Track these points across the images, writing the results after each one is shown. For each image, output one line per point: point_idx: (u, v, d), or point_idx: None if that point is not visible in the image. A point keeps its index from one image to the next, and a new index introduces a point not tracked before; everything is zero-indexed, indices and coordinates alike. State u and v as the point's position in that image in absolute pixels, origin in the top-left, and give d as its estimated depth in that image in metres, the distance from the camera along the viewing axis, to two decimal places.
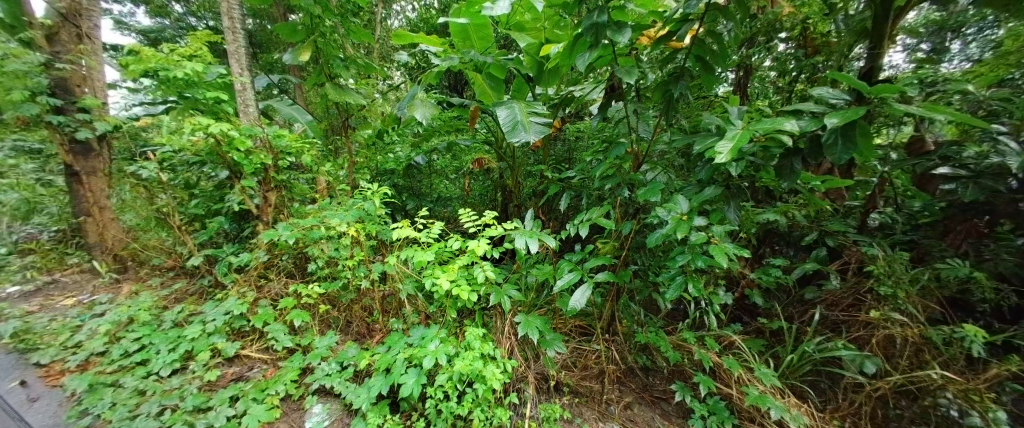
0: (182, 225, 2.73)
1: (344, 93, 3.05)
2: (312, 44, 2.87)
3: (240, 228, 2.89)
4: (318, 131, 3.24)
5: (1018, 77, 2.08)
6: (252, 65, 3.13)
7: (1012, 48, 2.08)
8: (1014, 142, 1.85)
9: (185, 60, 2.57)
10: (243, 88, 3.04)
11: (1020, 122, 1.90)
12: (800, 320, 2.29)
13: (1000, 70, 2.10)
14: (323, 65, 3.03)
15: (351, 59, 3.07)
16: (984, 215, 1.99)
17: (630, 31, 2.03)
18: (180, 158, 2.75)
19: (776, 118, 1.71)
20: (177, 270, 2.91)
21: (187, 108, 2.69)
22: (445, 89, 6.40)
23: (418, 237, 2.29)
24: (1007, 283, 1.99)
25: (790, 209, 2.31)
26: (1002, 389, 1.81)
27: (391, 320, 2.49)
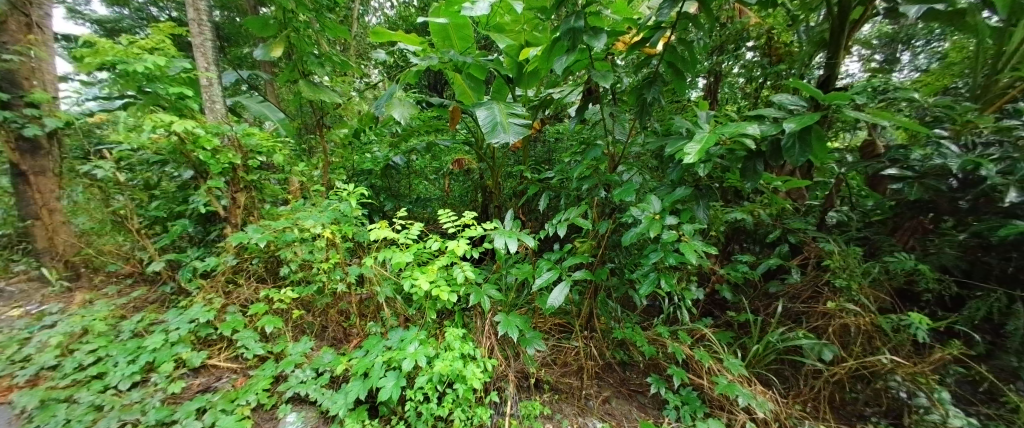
0: (141, 229, 2.54)
1: (319, 91, 2.92)
2: (285, 39, 2.74)
3: (205, 231, 2.74)
4: (291, 130, 3.10)
5: (960, 86, 2.39)
6: (220, 60, 2.97)
7: (956, 59, 2.43)
8: (953, 146, 2.03)
9: (146, 53, 2.39)
10: (210, 84, 2.86)
11: (960, 127, 2.08)
12: (765, 313, 2.43)
13: (946, 79, 2.45)
14: (296, 61, 2.89)
15: (327, 56, 2.94)
16: (928, 213, 2.17)
17: (605, 37, 2.14)
18: (138, 157, 2.57)
19: (740, 122, 1.82)
20: (136, 278, 2.70)
21: (148, 104, 2.49)
22: (424, 89, 6.30)
23: (397, 238, 2.30)
24: (950, 275, 2.14)
25: (756, 209, 2.42)
26: (945, 371, 1.98)
27: (369, 324, 2.48)
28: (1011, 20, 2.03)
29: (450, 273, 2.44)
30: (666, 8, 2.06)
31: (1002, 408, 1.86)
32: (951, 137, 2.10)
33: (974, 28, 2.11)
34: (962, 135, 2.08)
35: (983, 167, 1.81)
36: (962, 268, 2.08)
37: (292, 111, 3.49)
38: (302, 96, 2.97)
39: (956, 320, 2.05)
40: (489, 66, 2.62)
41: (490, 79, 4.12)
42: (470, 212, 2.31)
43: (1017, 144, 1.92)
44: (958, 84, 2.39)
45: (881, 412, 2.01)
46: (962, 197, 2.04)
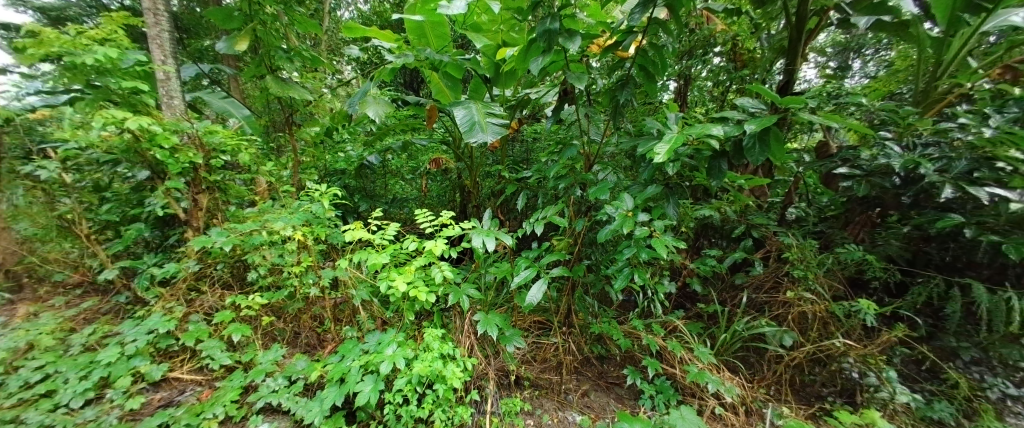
0: (91, 234, 2.33)
1: (287, 87, 2.78)
2: (250, 32, 2.59)
3: (164, 235, 2.56)
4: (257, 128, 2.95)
5: (905, 92, 2.59)
6: (178, 53, 2.72)
7: (902, 67, 2.76)
8: (896, 147, 2.16)
9: (96, 45, 2.21)
10: (167, 78, 2.64)
11: (901, 129, 2.26)
12: (731, 303, 2.56)
13: (893, 85, 2.75)
14: (263, 55, 2.76)
15: (296, 51, 2.81)
16: (876, 208, 2.33)
17: (580, 40, 2.19)
18: (87, 157, 2.32)
19: (705, 123, 1.93)
20: (86, 288, 2.49)
21: (99, 99, 2.31)
22: (400, 86, 6.16)
23: (373, 239, 2.25)
24: (895, 264, 2.32)
25: (722, 206, 2.56)
26: (892, 352, 2.19)
27: (344, 329, 2.41)
28: (949, 29, 2.22)
29: (427, 273, 2.42)
30: (637, 13, 2.16)
31: (942, 384, 2.07)
32: (894, 139, 2.27)
33: (918, 39, 2.38)
34: (904, 138, 2.26)
35: (923, 166, 1.97)
36: (905, 257, 2.26)
37: (259, 108, 3.32)
38: (269, 93, 2.83)
39: (900, 306, 2.23)
40: (466, 65, 2.63)
41: (467, 78, 4.09)
42: (448, 211, 2.30)
43: (952, 144, 2.09)
44: (901, 91, 2.63)
45: (835, 391, 2.19)
46: (904, 193, 2.20)
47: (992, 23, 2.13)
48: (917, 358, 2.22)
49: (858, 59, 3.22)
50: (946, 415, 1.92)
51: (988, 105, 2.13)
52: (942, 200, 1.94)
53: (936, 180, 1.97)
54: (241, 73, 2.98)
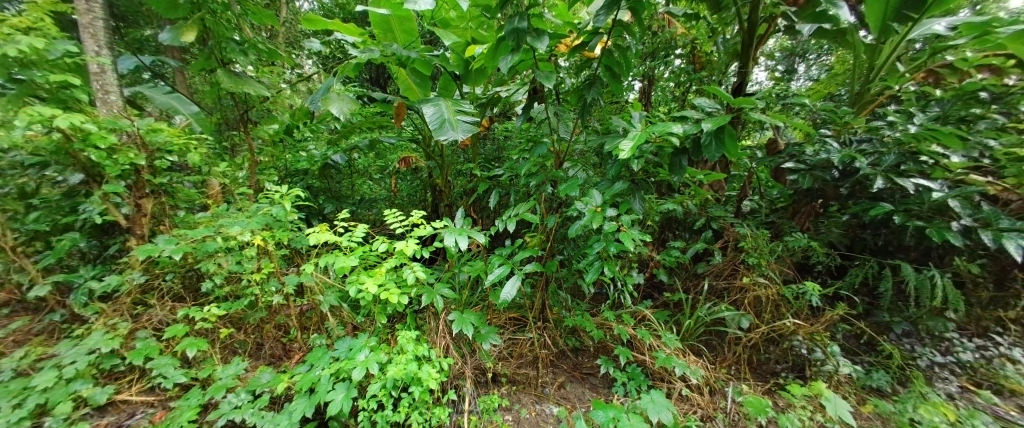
0: (16, 247, 2.04)
1: (241, 82, 2.59)
2: (198, 22, 2.42)
3: (103, 245, 2.31)
4: (208, 126, 2.71)
5: (841, 94, 2.92)
6: (115, 43, 2.44)
7: (839, 70, 3.09)
8: (835, 143, 2.39)
9: (17, 33, 1.97)
10: (102, 71, 2.37)
11: (838, 127, 2.52)
12: (694, 291, 2.72)
13: (831, 87, 3.06)
14: (212, 48, 2.56)
15: (251, 43, 2.64)
16: (819, 199, 2.57)
17: (548, 39, 2.23)
18: (10, 160, 2.05)
19: (666, 122, 2.02)
20: (12, 307, 2.18)
21: (21, 95, 2.06)
22: (366, 83, 5.93)
23: (340, 241, 2.18)
24: (835, 249, 2.56)
25: (685, 201, 2.71)
26: (835, 329, 2.42)
27: (312, 337, 2.31)
28: (881, 37, 2.49)
29: (399, 275, 2.37)
30: (602, 15, 2.22)
31: (879, 354, 2.31)
32: (834, 136, 2.51)
33: (852, 45, 2.62)
34: (841, 135, 2.50)
35: (858, 160, 2.20)
36: (843, 243, 2.51)
37: (210, 105, 3.07)
38: (221, 88, 2.63)
39: (841, 287, 2.47)
40: (435, 62, 2.55)
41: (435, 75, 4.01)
42: (418, 211, 2.26)
43: (883, 140, 2.36)
44: (840, 93, 2.91)
45: (788, 367, 2.39)
46: (842, 185, 2.43)
47: (917, 32, 2.37)
48: (856, 333, 2.46)
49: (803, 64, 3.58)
50: (882, 383, 2.15)
51: (913, 105, 2.44)
52: (874, 190, 2.17)
53: (869, 172, 2.20)
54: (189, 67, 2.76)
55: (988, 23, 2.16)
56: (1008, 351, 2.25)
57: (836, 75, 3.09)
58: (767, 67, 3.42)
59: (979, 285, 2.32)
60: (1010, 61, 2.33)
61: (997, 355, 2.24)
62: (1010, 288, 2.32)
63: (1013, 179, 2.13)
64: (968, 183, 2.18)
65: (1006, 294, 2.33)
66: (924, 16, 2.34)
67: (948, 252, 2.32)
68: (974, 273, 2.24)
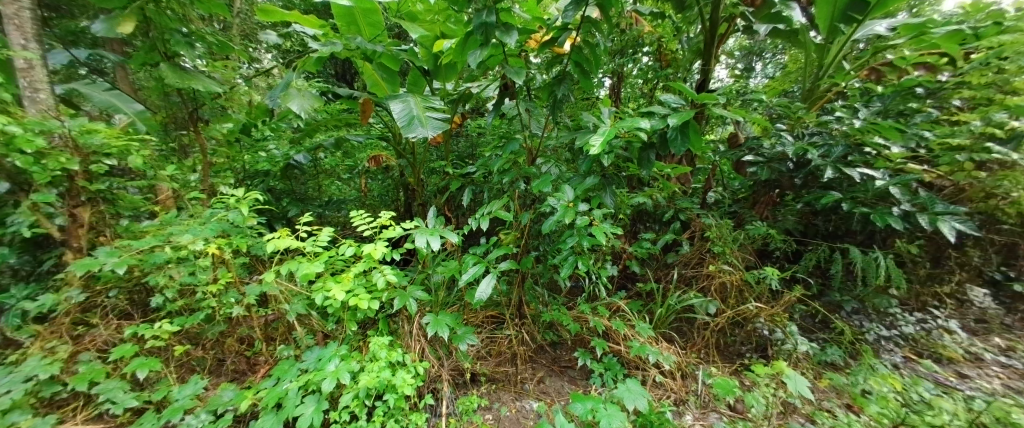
0: None
1: (189, 77, 2.37)
2: (137, 12, 2.21)
3: (36, 261, 2.06)
4: (153, 125, 2.47)
5: (794, 90, 3.17)
6: (45, 36, 2.17)
7: (793, 68, 3.32)
8: (789, 136, 2.56)
9: None
10: (31, 66, 2.09)
11: (791, 122, 2.70)
12: (665, 280, 2.82)
13: (786, 84, 3.23)
14: (155, 40, 2.35)
15: (199, 35, 2.43)
16: (776, 189, 2.75)
17: (516, 34, 2.19)
18: None
19: (634, 117, 2.08)
20: None
21: None
22: (331, 79, 5.65)
23: (303, 247, 2.09)
24: (791, 236, 2.75)
25: (654, 194, 2.81)
26: (792, 310, 2.60)
27: (278, 349, 2.19)
28: (828, 37, 2.67)
29: (368, 279, 2.29)
30: (570, 11, 2.24)
31: (831, 332, 2.51)
32: (787, 130, 2.68)
33: (802, 44, 2.76)
34: (795, 128, 2.67)
35: (810, 152, 2.38)
36: (797, 230, 2.70)
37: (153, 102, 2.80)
38: (166, 84, 2.40)
39: (797, 270, 2.65)
40: (403, 57, 2.51)
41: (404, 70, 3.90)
42: (386, 212, 2.19)
43: (832, 133, 2.55)
44: (793, 90, 3.14)
45: (752, 348, 2.54)
46: (796, 176, 2.61)
47: (861, 33, 2.65)
48: (812, 312, 2.66)
49: (760, 62, 3.82)
50: (836, 357, 2.34)
51: (858, 100, 2.71)
52: (824, 180, 2.35)
53: (820, 163, 2.37)
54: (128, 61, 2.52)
55: (924, 23, 2.55)
56: (946, 323, 2.50)
57: (790, 72, 3.31)
58: (728, 64, 3.62)
59: (917, 264, 2.60)
60: (943, 59, 2.66)
61: (937, 326, 2.48)
62: (946, 265, 2.64)
63: (945, 167, 2.43)
64: (906, 171, 2.40)
65: (942, 270, 2.65)
66: (865, 18, 2.57)
67: (891, 234, 2.57)
68: (913, 253, 2.47)
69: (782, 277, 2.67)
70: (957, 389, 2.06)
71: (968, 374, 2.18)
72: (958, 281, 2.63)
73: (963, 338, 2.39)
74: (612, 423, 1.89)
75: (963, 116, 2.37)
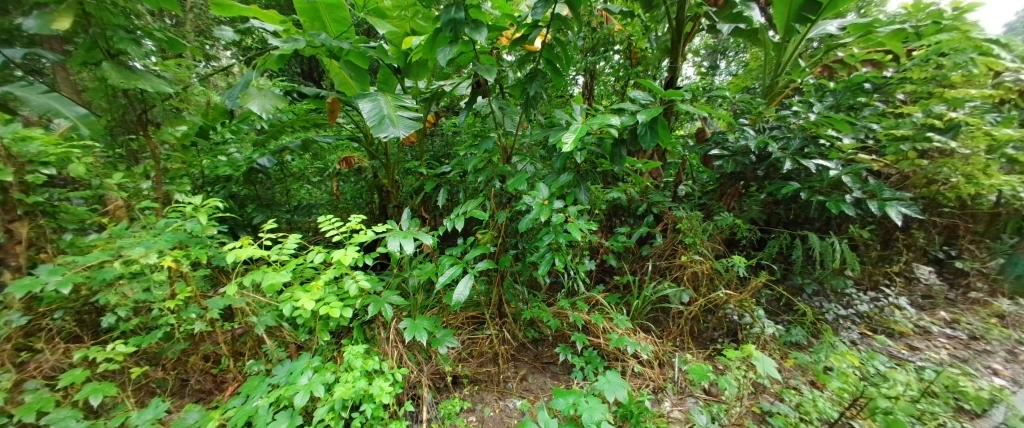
0: None
1: (135, 77, 2.17)
2: (72, 8, 2.00)
3: None
4: (99, 129, 2.20)
5: (754, 87, 3.36)
6: None
7: (753, 66, 3.51)
8: (751, 130, 2.70)
9: None
10: None
11: (752, 117, 2.85)
12: (640, 272, 2.91)
13: (747, 81, 3.44)
14: (95, 36, 2.11)
15: (146, 30, 2.23)
16: (741, 181, 2.90)
17: (486, 31, 2.18)
18: None
19: (605, 114, 2.12)
20: None
21: None
22: (297, 77, 5.40)
23: (268, 256, 1.99)
24: (756, 225, 2.90)
25: (628, 189, 2.89)
26: (758, 295, 2.75)
27: (247, 364, 2.07)
28: (786, 37, 2.83)
29: (340, 286, 2.22)
30: (540, 8, 2.24)
31: (795, 314, 2.68)
32: (750, 124, 2.83)
33: (762, 43, 2.96)
34: (757, 123, 2.82)
35: (770, 146, 2.53)
36: (761, 219, 2.86)
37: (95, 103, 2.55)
38: (109, 84, 2.19)
39: (762, 257, 2.81)
40: (371, 54, 2.43)
41: (374, 67, 3.77)
42: (357, 215, 2.13)
43: (790, 127, 2.71)
44: (754, 86, 3.33)
45: (723, 333, 2.66)
46: (758, 168, 2.76)
47: (814, 33, 2.83)
48: (777, 296, 2.83)
49: (723, 60, 3.99)
50: (799, 337, 2.50)
51: (812, 96, 2.91)
52: (783, 171, 2.50)
53: (780, 156, 2.52)
54: (65, 60, 2.28)
55: (871, 24, 2.78)
56: (895, 300, 2.76)
57: (751, 70, 3.50)
58: (695, 62, 3.77)
59: (869, 247, 2.83)
60: (888, 56, 2.93)
61: (887, 304, 2.73)
62: (894, 246, 2.88)
63: (891, 157, 2.64)
64: (856, 162, 2.60)
65: (892, 251, 2.89)
66: (818, 18, 2.73)
67: (845, 221, 2.78)
68: (865, 237, 2.68)
69: (748, 264, 2.82)
70: (909, 361, 2.27)
71: (916, 346, 2.42)
72: (905, 261, 2.90)
73: (911, 313, 2.67)
74: (594, 416, 1.87)
75: (906, 110, 2.61)
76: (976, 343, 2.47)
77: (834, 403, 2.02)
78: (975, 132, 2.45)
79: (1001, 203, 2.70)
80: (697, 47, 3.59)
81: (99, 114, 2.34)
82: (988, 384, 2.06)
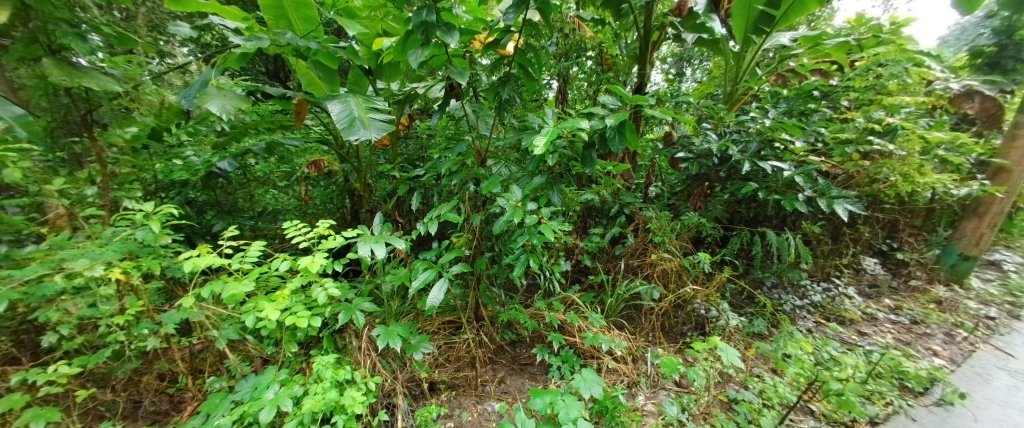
0: None
1: (80, 74, 2.00)
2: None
3: None
4: (39, 131, 1.99)
5: (717, 93, 3.57)
6: None
7: (716, 73, 3.72)
8: (712, 135, 2.85)
9: None
10: None
11: (714, 122, 3.02)
12: (613, 271, 2.99)
13: (710, 87, 3.68)
14: (32, 29, 1.92)
15: (93, 26, 2.06)
16: (706, 182, 3.05)
17: (458, 35, 2.17)
18: None
19: (575, 118, 2.16)
20: None
21: None
22: (261, 75, 5.14)
23: (228, 265, 1.87)
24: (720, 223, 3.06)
25: (601, 190, 2.97)
26: (723, 289, 2.91)
27: (207, 381, 1.95)
28: (744, 47, 3.05)
29: (307, 294, 2.14)
30: (511, 13, 2.26)
31: (757, 306, 2.85)
32: (713, 128, 2.99)
33: (723, 52, 3.15)
34: (718, 127, 2.99)
35: (731, 149, 2.69)
36: (723, 218, 3.02)
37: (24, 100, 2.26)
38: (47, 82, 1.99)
39: (726, 253, 2.97)
40: (340, 54, 2.36)
41: (344, 67, 3.66)
42: (325, 221, 2.05)
43: (748, 131, 2.89)
44: (716, 92, 3.54)
45: (691, 327, 2.79)
46: (719, 170, 2.92)
47: (769, 44, 3.02)
48: (740, 290, 3.00)
49: (689, 68, 4.20)
50: (760, 328, 2.66)
51: (768, 102, 3.13)
52: (742, 173, 2.66)
53: (739, 158, 2.68)
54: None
55: (819, 36, 2.96)
56: (845, 289, 3.01)
57: (714, 77, 3.70)
58: (663, 70, 3.96)
59: (820, 241, 3.06)
60: (832, 67, 3.26)
61: (838, 293, 2.98)
62: (843, 240, 3.13)
63: (838, 158, 2.88)
64: (808, 163, 2.82)
65: (841, 245, 3.15)
66: (772, 30, 2.96)
67: (798, 218, 2.99)
68: (816, 232, 2.90)
69: (713, 261, 2.97)
70: (859, 345, 2.48)
71: (864, 332, 2.63)
72: (853, 253, 3.17)
73: (859, 301, 2.92)
74: (570, 413, 1.90)
75: (851, 116, 2.88)
76: (918, 326, 2.72)
77: (793, 388, 2.17)
78: (910, 135, 2.75)
79: (935, 200, 3.16)
80: (664, 55, 3.77)
81: (37, 114, 2.13)
82: (928, 364, 2.29)
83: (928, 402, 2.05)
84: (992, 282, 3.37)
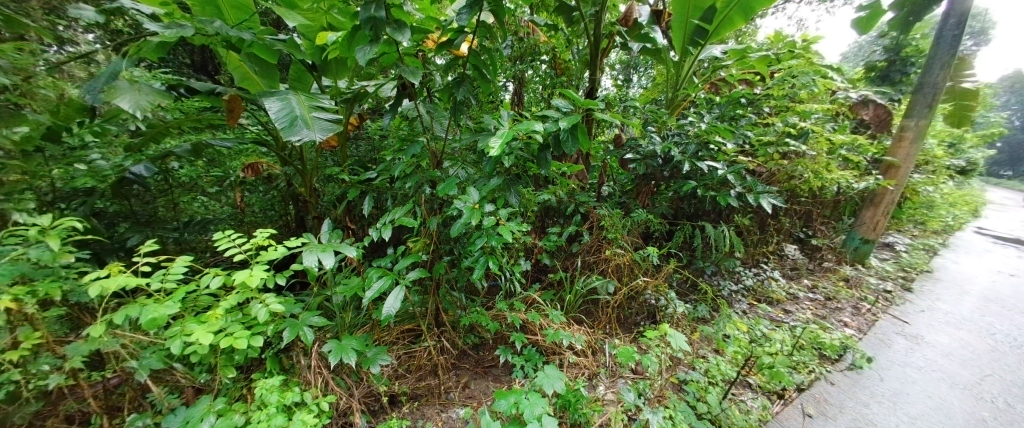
0: None
1: None
2: None
3: None
4: None
5: (660, 99, 3.85)
6: None
7: (659, 80, 4.01)
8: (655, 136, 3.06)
9: None
10: None
11: (657, 125, 3.24)
12: (571, 268, 3.08)
13: (654, 93, 3.95)
14: None
15: None
16: (651, 181, 3.26)
17: (410, 33, 2.10)
18: None
19: (530, 121, 2.19)
20: None
21: None
22: (182, 68, 4.57)
23: (147, 285, 1.63)
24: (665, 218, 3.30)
25: (557, 190, 3.05)
26: (671, 279, 3.14)
27: (125, 420, 1.68)
28: (682, 57, 3.32)
29: (245, 312, 1.93)
30: (465, 13, 2.21)
31: (700, 293, 3.12)
32: (656, 131, 3.21)
33: (664, 61, 3.39)
34: (661, 130, 3.21)
35: (673, 150, 2.91)
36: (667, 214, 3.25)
37: None
38: None
39: (672, 246, 3.21)
40: (278, 47, 2.17)
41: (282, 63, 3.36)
42: (265, 230, 1.87)
43: (686, 134, 3.14)
44: (660, 98, 3.82)
45: (644, 316, 2.97)
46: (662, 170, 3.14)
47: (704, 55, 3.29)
48: (685, 279, 3.26)
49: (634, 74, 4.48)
50: (703, 313, 2.91)
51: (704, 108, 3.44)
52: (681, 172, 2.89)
53: (680, 159, 2.92)
54: None
55: (745, 50, 3.28)
56: (770, 273, 3.40)
57: (658, 84, 4.00)
58: (611, 75, 4.19)
59: (750, 232, 3.43)
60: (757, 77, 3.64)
61: (766, 276, 3.37)
62: (768, 230, 3.54)
63: (762, 158, 3.26)
64: (736, 163, 3.14)
65: (767, 234, 3.56)
66: (707, 43, 3.25)
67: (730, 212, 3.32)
68: (746, 224, 3.26)
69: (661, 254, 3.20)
70: (784, 323, 2.81)
71: (787, 310, 3.00)
72: (776, 242, 3.59)
73: (783, 283, 3.32)
74: (535, 411, 1.93)
75: (770, 121, 3.26)
76: (831, 302, 3.16)
77: (733, 365, 2.40)
78: (820, 137, 3.22)
79: (841, 192, 3.71)
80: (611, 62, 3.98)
81: None
82: (840, 334, 2.68)
83: (842, 367, 2.41)
84: (887, 261, 4.03)
